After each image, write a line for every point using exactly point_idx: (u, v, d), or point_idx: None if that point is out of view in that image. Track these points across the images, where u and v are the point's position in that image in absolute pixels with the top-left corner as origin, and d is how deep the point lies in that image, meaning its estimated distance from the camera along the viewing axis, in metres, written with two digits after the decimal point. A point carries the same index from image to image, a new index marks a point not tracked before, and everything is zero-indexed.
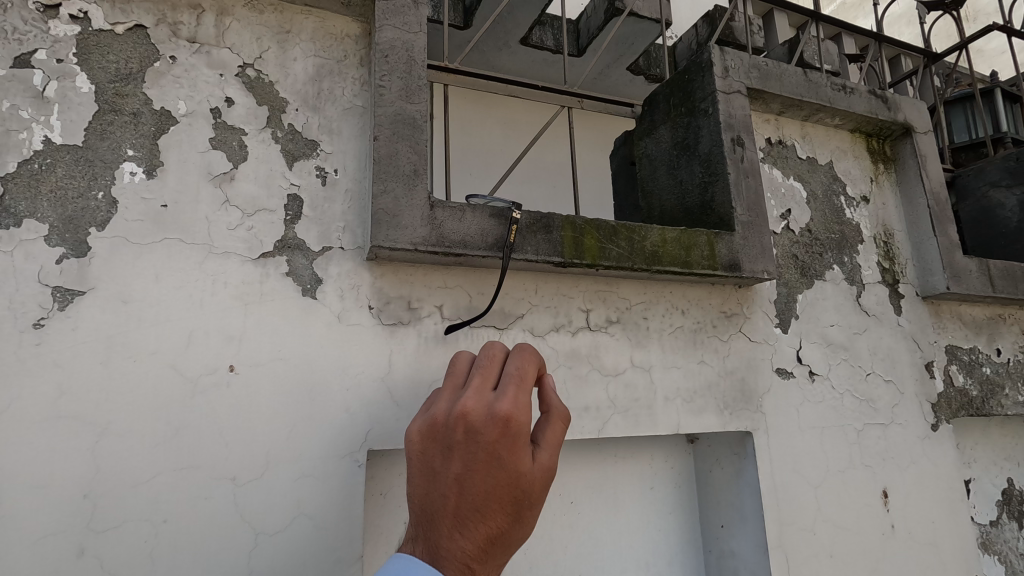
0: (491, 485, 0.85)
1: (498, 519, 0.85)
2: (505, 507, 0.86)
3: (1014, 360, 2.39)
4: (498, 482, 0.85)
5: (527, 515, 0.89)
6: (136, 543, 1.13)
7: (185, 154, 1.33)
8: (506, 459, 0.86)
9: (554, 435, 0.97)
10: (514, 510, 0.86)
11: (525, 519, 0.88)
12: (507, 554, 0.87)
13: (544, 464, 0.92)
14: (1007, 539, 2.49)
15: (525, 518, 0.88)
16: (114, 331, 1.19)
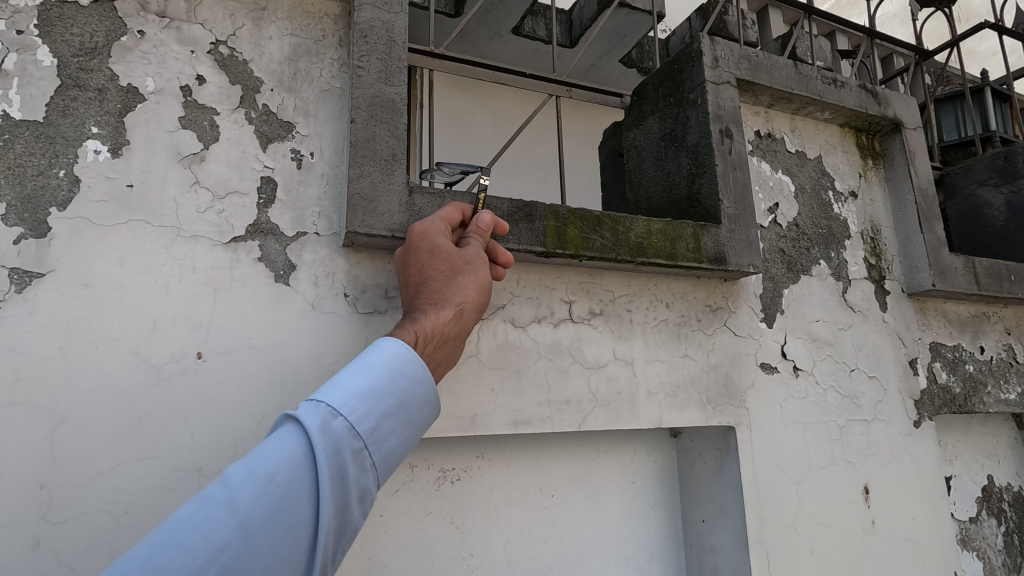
0: (428, 253, 1.18)
1: (441, 271, 1.16)
2: (443, 261, 1.17)
3: (997, 358, 2.39)
4: (429, 249, 1.19)
5: (468, 266, 1.19)
6: (95, 534, 1.09)
7: (152, 133, 1.28)
8: (430, 234, 1.21)
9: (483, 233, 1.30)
10: (451, 260, 1.18)
11: (468, 268, 1.18)
12: (463, 296, 1.14)
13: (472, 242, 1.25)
14: (986, 536, 2.50)
15: (466, 268, 1.18)
16: (75, 315, 1.14)
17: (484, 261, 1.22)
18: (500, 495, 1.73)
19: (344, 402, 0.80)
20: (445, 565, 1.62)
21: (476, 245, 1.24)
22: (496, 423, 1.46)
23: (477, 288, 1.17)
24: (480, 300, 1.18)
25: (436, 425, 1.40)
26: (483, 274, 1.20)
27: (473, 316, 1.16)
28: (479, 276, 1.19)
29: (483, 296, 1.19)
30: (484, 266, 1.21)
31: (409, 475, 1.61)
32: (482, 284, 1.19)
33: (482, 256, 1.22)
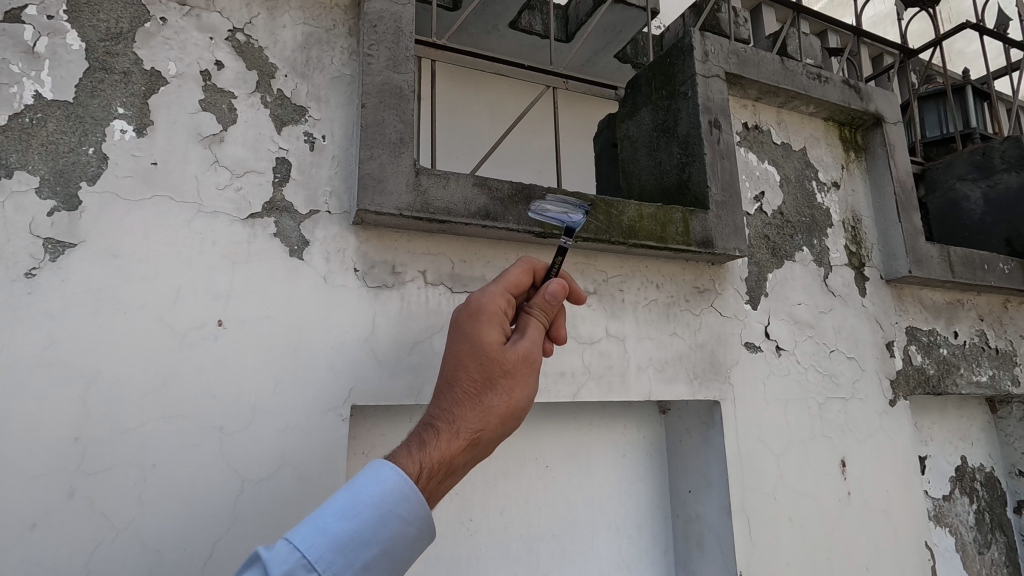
0: (468, 347, 1.10)
1: (480, 375, 1.09)
2: (485, 366, 1.09)
3: (970, 343, 2.51)
4: (476, 347, 1.10)
5: (511, 376, 1.11)
6: (125, 485, 1.17)
7: (174, 114, 1.35)
8: (480, 326, 1.12)
9: (540, 321, 1.20)
10: (496, 368, 1.09)
11: (511, 377, 1.11)
12: (495, 413, 1.09)
13: (527, 337, 1.16)
14: (958, 512, 2.63)
15: (508, 379, 1.10)
16: (104, 283, 1.22)
17: (533, 369, 1.14)
18: (499, 465, 1.82)
19: (318, 554, 0.86)
20: (447, 530, 1.71)
21: (530, 346, 1.15)
22: None
23: (513, 402, 1.11)
24: (514, 415, 1.12)
25: None
26: (525, 384, 1.13)
27: (502, 431, 1.11)
28: (520, 389, 1.12)
29: (519, 408, 1.13)
30: (529, 377, 1.14)
31: None
32: (520, 398, 1.12)
33: (531, 362, 1.14)
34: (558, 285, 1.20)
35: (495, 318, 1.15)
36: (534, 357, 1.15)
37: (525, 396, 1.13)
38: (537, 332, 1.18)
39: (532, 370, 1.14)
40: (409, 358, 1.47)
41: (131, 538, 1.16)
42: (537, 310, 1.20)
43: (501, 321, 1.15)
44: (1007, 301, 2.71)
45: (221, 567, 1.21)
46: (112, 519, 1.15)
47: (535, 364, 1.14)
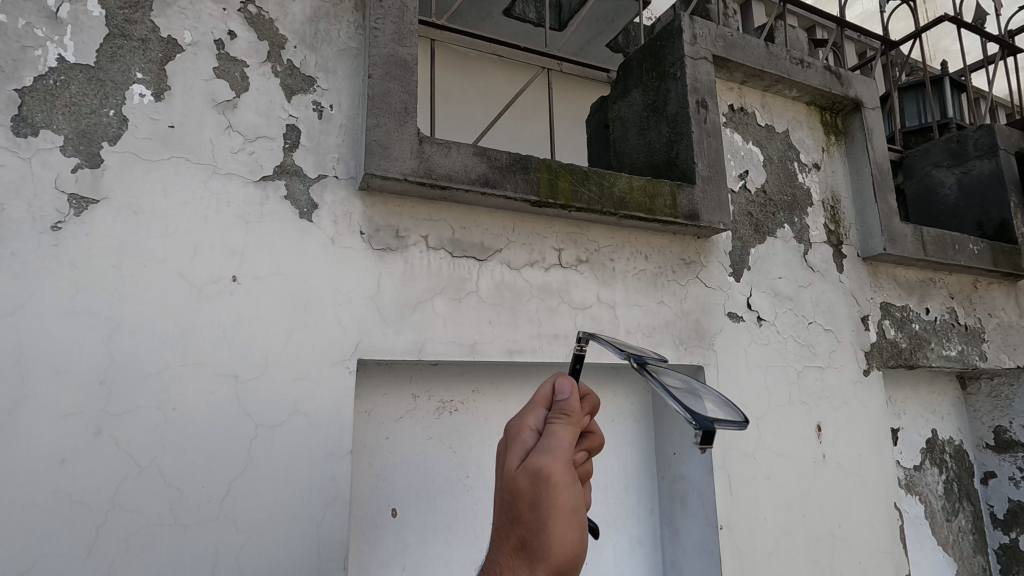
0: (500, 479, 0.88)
1: (512, 521, 0.83)
2: (512, 506, 0.83)
3: (940, 319, 2.64)
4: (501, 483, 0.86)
5: (541, 513, 0.79)
6: (148, 425, 1.25)
7: (190, 80, 1.42)
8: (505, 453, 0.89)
9: (571, 423, 0.88)
10: (520, 505, 0.82)
11: (542, 510, 0.80)
12: (543, 569, 0.78)
13: (545, 449, 0.84)
14: (928, 481, 2.77)
15: (537, 518, 0.79)
16: (126, 237, 1.29)
17: (567, 489, 0.80)
18: (494, 425, 1.91)
19: None
20: (445, 486, 1.79)
21: (548, 461, 0.81)
22: (493, 351, 1.64)
23: (561, 539, 0.79)
24: (573, 553, 0.79)
25: (441, 349, 1.58)
26: (568, 512, 0.80)
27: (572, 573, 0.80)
28: (562, 516, 0.79)
29: (574, 549, 0.79)
30: (566, 499, 0.80)
31: (411, 404, 1.77)
32: (568, 528, 0.79)
33: (553, 479, 0.80)
34: (570, 384, 0.91)
35: (521, 436, 0.90)
36: (556, 475, 0.80)
37: (571, 523, 0.80)
38: (570, 431, 0.87)
39: (569, 484, 0.81)
40: (412, 317, 1.55)
41: (154, 475, 1.24)
42: (557, 413, 0.89)
43: (525, 441, 0.89)
44: (976, 281, 2.85)
45: (237, 505, 1.29)
46: (136, 457, 1.23)
47: (562, 481, 0.80)
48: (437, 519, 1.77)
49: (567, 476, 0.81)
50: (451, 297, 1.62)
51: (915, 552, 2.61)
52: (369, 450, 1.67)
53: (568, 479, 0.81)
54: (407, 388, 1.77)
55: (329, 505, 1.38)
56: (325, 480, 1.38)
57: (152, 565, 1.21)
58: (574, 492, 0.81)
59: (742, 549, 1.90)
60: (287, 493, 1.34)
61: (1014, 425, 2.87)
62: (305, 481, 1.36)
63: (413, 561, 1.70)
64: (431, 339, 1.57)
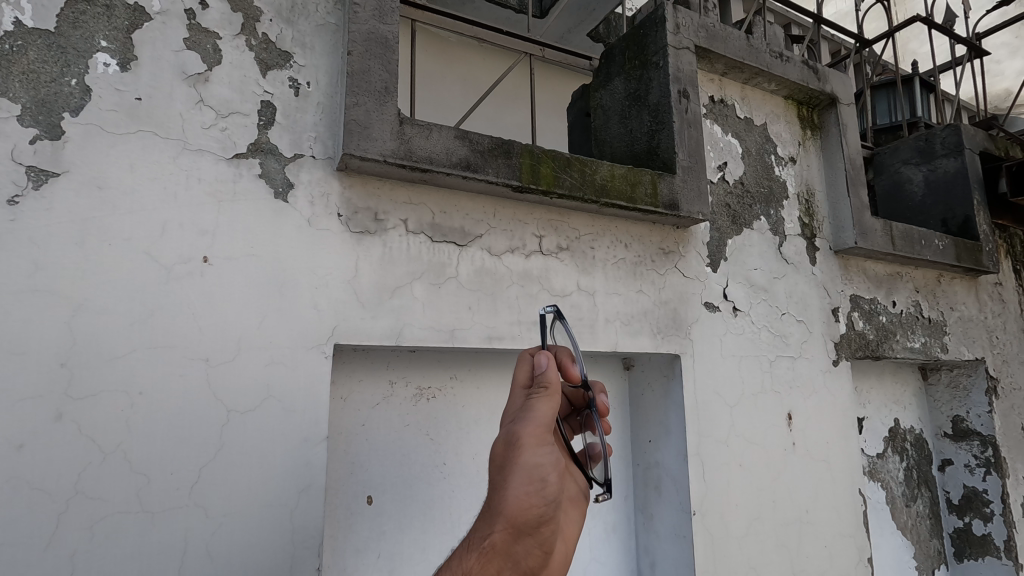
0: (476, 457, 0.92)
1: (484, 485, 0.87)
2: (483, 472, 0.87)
3: (906, 312, 2.73)
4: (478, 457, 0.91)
5: (505, 469, 0.84)
6: (113, 410, 1.20)
7: (159, 51, 1.36)
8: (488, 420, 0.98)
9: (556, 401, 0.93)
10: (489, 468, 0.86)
11: (508, 469, 0.85)
12: (501, 522, 0.81)
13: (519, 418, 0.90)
14: (889, 469, 2.86)
15: (501, 475, 0.84)
16: (89, 214, 1.23)
17: (533, 449, 0.86)
18: (472, 412, 1.90)
19: None
20: (421, 472, 1.78)
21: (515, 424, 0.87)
22: (472, 337, 1.63)
23: (523, 494, 0.82)
24: (537, 511, 0.83)
25: (419, 336, 1.55)
26: (531, 470, 0.84)
27: (535, 531, 0.83)
28: (524, 473, 0.84)
29: (535, 502, 0.83)
30: (530, 458, 0.85)
31: (388, 390, 1.75)
32: (532, 486, 0.83)
33: (520, 440, 0.86)
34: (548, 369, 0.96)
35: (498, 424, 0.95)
36: (521, 438, 0.86)
37: (534, 480, 0.84)
38: (550, 404, 0.91)
39: (536, 446, 0.86)
40: (390, 303, 1.52)
41: (119, 462, 1.19)
42: (535, 385, 0.94)
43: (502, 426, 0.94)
44: (940, 276, 2.94)
45: (208, 492, 1.26)
46: (100, 443, 1.18)
47: (527, 443, 0.86)
48: (413, 506, 1.75)
49: (534, 439, 0.86)
50: (430, 284, 1.59)
51: (876, 536, 2.70)
52: (344, 438, 1.64)
53: (535, 442, 0.86)
54: (384, 374, 1.74)
55: (304, 493, 1.35)
56: (300, 466, 1.35)
57: (117, 553, 1.17)
58: (541, 455, 0.86)
59: (714, 535, 1.94)
60: (261, 480, 1.31)
61: (971, 415, 2.99)
62: (279, 468, 1.33)
63: (388, 549, 1.69)
64: (410, 325, 1.54)
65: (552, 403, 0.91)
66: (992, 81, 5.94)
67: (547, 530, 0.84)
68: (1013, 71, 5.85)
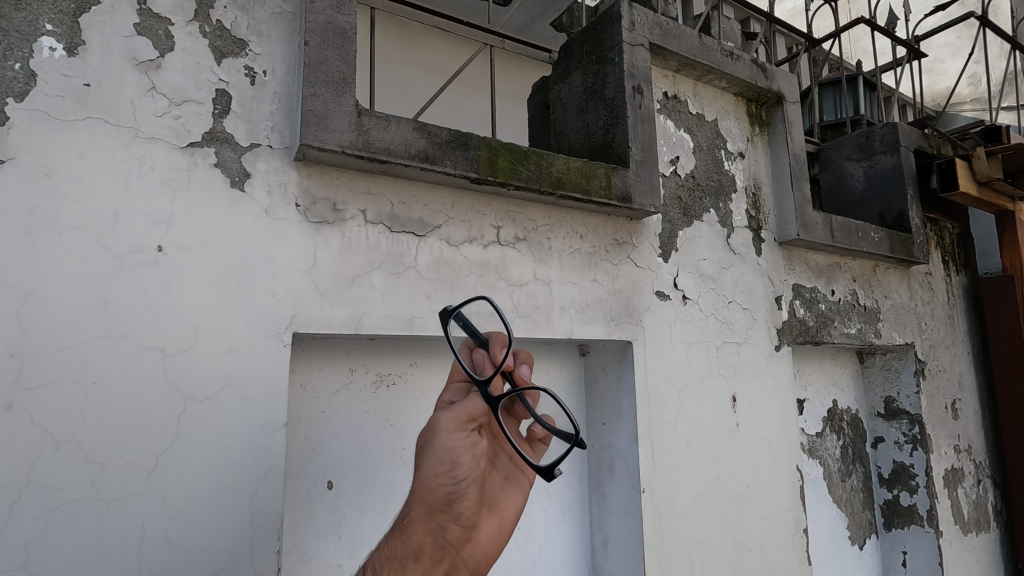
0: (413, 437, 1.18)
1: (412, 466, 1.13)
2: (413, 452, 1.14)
3: (844, 300, 2.91)
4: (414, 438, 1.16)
5: (421, 455, 1.09)
6: (65, 400, 1.19)
7: (108, 36, 1.33)
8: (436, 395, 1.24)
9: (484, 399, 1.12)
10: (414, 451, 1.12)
11: (424, 453, 1.09)
12: (419, 498, 1.07)
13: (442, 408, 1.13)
14: (827, 447, 3.06)
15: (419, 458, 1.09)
16: (37, 202, 1.21)
17: (443, 438, 1.08)
18: (431, 398, 1.94)
19: None
20: (381, 458, 1.81)
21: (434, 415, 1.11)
22: (431, 326, 1.67)
23: (432, 477, 1.07)
24: (445, 489, 1.07)
25: (378, 324, 1.59)
26: (439, 458, 1.07)
27: (447, 505, 1.08)
28: (436, 459, 1.07)
29: (444, 483, 1.07)
30: (440, 447, 1.07)
31: (348, 377, 1.77)
32: (440, 468, 1.07)
33: (433, 430, 1.09)
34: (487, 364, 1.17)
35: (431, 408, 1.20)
36: (440, 425, 1.09)
37: (443, 467, 1.07)
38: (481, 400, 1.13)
39: (444, 436, 1.08)
40: (348, 292, 1.55)
41: (73, 452, 1.19)
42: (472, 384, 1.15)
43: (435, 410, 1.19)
44: (876, 266, 3.13)
45: (166, 480, 1.27)
46: (53, 433, 1.18)
47: (443, 432, 1.08)
48: (373, 490, 1.79)
49: (445, 432, 1.08)
50: (389, 273, 1.62)
51: (813, 509, 2.90)
52: (304, 424, 1.67)
53: (445, 431, 1.09)
54: (343, 362, 1.77)
55: (264, 478, 1.38)
56: (259, 453, 1.38)
57: (73, 541, 1.17)
58: (452, 445, 1.08)
59: (662, 510, 2.06)
60: (219, 466, 1.33)
61: (901, 395, 3.21)
62: (237, 455, 1.35)
63: (349, 531, 1.73)
64: (369, 314, 1.57)
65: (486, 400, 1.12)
66: (934, 80, 6.24)
67: (459, 506, 1.09)
68: (953, 71, 6.16)
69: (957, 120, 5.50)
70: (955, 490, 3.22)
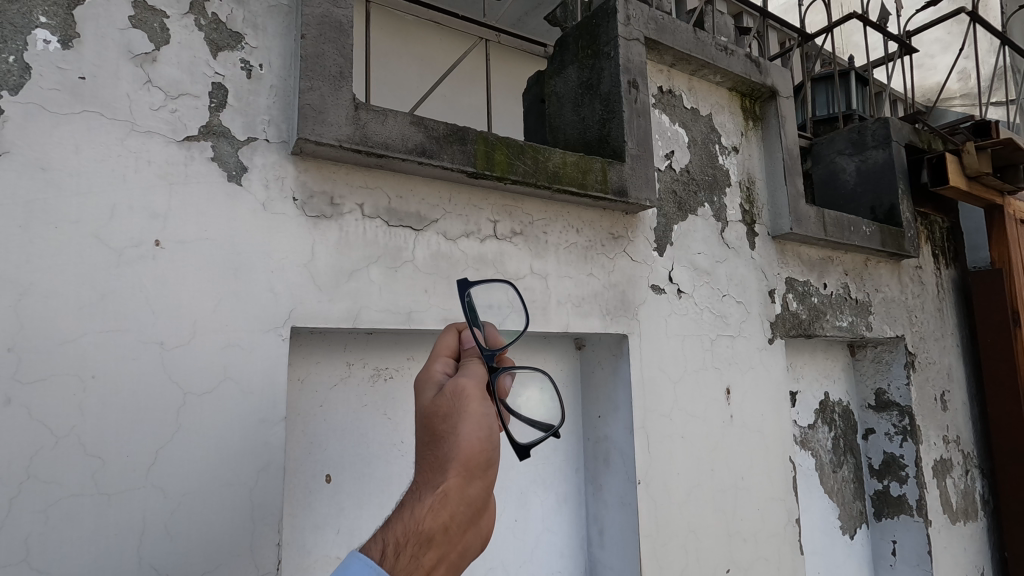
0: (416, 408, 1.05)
1: (431, 436, 1.00)
2: (428, 422, 1.02)
3: (836, 293, 2.94)
4: (423, 409, 1.04)
5: (455, 421, 0.99)
6: (63, 394, 1.19)
7: (102, 28, 1.32)
8: (428, 367, 1.13)
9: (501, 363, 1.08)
10: (436, 419, 1.01)
11: (456, 418, 0.99)
12: (454, 466, 0.96)
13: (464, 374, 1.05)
14: (819, 439, 3.10)
15: (450, 425, 0.99)
16: (33, 196, 1.21)
17: (478, 402, 1.00)
18: None
19: None
20: (379, 451, 1.82)
21: (461, 381, 1.02)
22: (429, 319, 1.68)
23: (473, 439, 0.98)
24: (483, 454, 0.98)
25: (376, 318, 1.59)
26: (479, 422, 0.99)
27: (483, 471, 0.99)
28: (473, 423, 0.99)
29: (483, 448, 0.99)
30: (477, 409, 1.00)
31: (346, 371, 1.78)
32: (479, 433, 0.98)
33: (465, 395, 1.01)
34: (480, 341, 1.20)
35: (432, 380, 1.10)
36: (471, 390, 1.01)
37: (484, 429, 0.99)
38: (478, 365, 1.12)
39: (481, 399, 1.01)
40: (346, 286, 1.55)
41: (73, 445, 1.19)
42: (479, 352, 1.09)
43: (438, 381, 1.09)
44: (867, 260, 3.17)
45: (165, 473, 1.27)
46: (52, 427, 1.18)
47: (477, 396, 1.01)
48: (371, 483, 1.80)
49: (480, 395, 1.01)
50: (386, 267, 1.63)
51: (805, 499, 2.94)
52: (303, 418, 1.67)
53: (481, 395, 1.02)
54: (341, 356, 1.77)
55: (263, 471, 1.38)
56: (258, 446, 1.38)
57: (73, 534, 1.18)
58: (489, 408, 1.01)
59: (658, 502, 2.08)
60: (218, 459, 1.33)
61: (892, 387, 3.25)
62: (236, 448, 1.36)
63: (348, 524, 1.74)
64: (367, 308, 1.58)
65: (480, 366, 1.10)
66: (924, 75, 6.29)
67: (491, 473, 1.01)
68: (943, 66, 6.22)
69: (947, 115, 5.55)
70: (943, 480, 3.27)
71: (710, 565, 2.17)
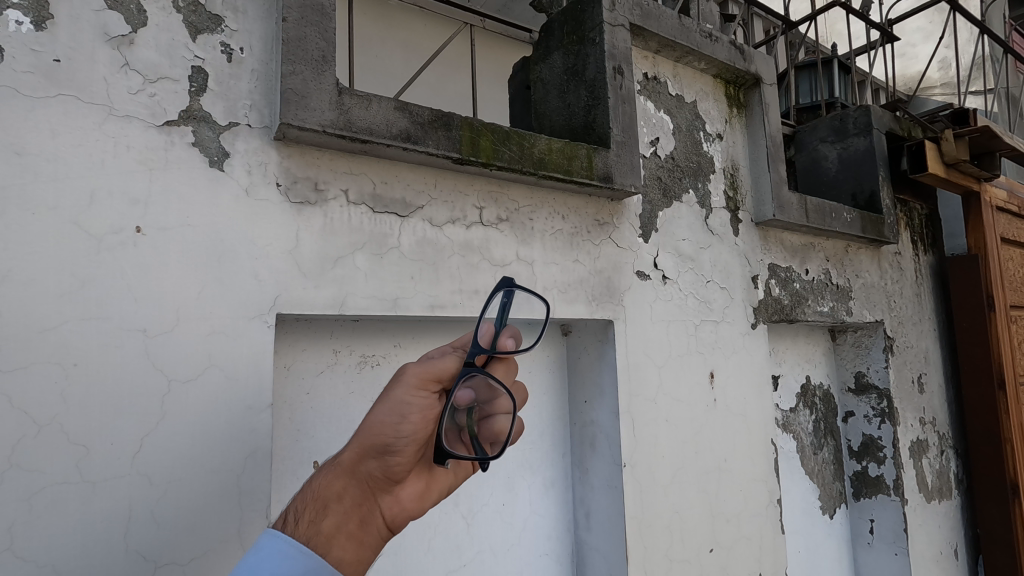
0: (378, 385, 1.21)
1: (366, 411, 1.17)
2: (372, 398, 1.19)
3: (818, 279, 2.99)
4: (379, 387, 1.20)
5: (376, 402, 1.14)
6: (44, 383, 1.18)
7: (76, 9, 1.29)
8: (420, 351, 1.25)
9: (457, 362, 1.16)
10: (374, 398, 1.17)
11: (380, 400, 1.14)
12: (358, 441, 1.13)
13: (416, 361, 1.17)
14: (800, 422, 3.16)
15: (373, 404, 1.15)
16: (7, 181, 1.18)
17: (400, 389, 1.13)
18: None
19: None
20: None
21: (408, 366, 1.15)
22: (415, 306, 1.68)
23: (379, 423, 1.12)
24: (383, 438, 1.12)
25: (362, 305, 1.59)
26: (391, 408, 1.11)
27: (380, 453, 1.13)
28: (387, 408, 1.12)
29: (385, 433, 1.11)
30: (396, 396, 1.12)
31: (332, 359, 1.78)
32: (387, 419, 1.11)
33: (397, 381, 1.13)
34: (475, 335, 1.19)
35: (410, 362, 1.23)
36: (403, 378, 1.14)
37: (394, 416, 1.11)
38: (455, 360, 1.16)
39: (409, 388, 1.12)
40: (331, 272, 1.55)
41: (56, 433, 1.18)
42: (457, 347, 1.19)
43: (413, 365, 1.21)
44: (848, 246, 3.22)
45: (151, 460, 1.27)
46: (34, 415, 1.17)
47: (403, 385, 1.13)
48: None
49: (407, 382, 1.13)
50: (372, 254, 1.62)
51: (786, 481, 3.01)
52: (289, 406, 1.67)
53: (410, 382, 1.13)
54: (327, 344, 1.77)
55: (250, 458, 1.38)
56: (244, 433, 1.38)
57: (57, 524, 1.17)
58: (414, 397, 1.12)
59: (643, 484, 2.11)
60: (203, 446, 1.33)
61: (871, 370, 3.32)
62: (223, 434, 1.36)
63: None
64: (353, 295, 1.58)
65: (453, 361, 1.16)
66: (906, 64, 6.36)
67: (390, 457, 1.13)
68: (923, 55, 6.31)
69: (927, 104, 5.63)
70: (919, 461, 3.36)
71: (694, 545, 2.22)
